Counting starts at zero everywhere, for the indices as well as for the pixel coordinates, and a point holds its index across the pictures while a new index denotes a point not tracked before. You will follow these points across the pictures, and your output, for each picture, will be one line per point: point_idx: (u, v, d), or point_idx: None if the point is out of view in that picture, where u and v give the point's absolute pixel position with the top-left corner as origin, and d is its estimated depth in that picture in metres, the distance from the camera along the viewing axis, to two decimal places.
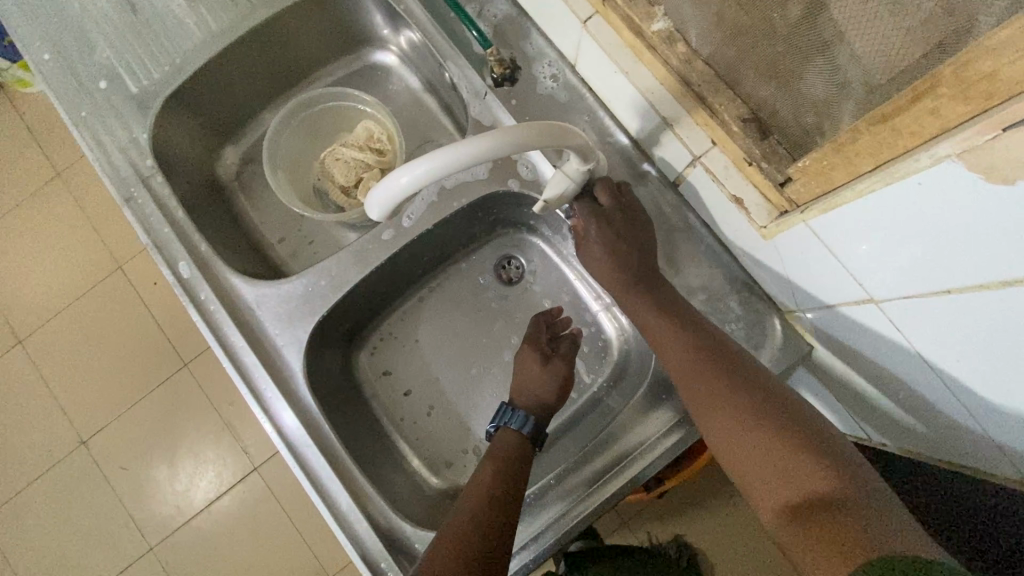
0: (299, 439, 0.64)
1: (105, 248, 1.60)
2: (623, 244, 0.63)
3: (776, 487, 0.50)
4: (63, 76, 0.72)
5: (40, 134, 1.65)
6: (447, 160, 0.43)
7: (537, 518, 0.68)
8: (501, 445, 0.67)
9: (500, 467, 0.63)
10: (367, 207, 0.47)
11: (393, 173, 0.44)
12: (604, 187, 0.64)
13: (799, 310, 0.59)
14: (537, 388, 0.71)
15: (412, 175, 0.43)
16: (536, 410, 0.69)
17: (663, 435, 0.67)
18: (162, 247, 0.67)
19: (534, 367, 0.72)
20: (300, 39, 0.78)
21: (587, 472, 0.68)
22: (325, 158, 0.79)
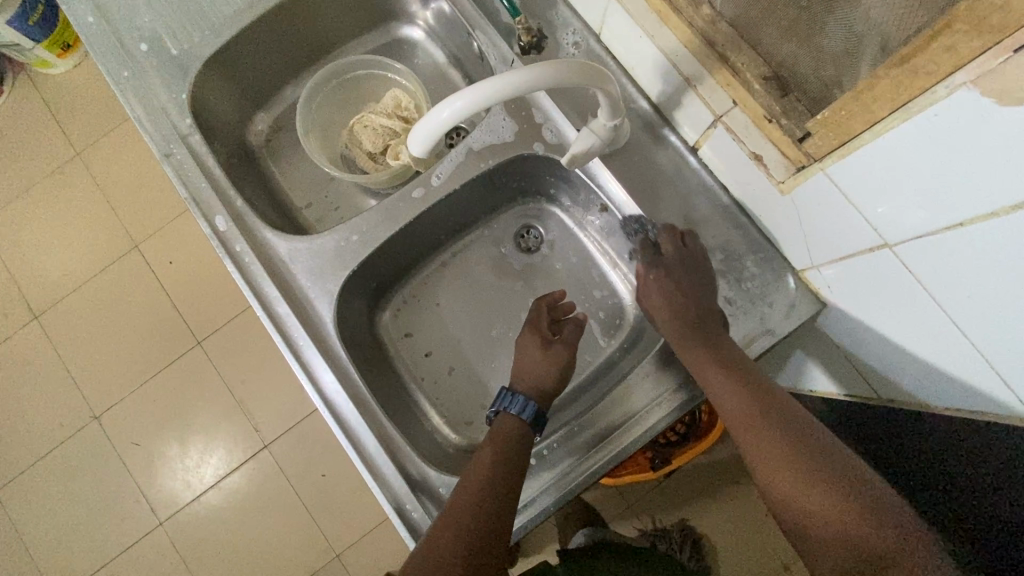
0: (330, 386, 0.67)
1: (122, 227, 1.63)
2: (682, 292, 0.66)
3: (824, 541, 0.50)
4: (107, 37, 0.75)
5: (60, 114, 1.67)
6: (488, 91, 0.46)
7: (544, 473, 0.69)
8: (501, 430, 0.66)
9: (500, 453, 0.63)
10: (410, 142, 0.50)
11: (436, 108, 0.48)
12: (670, 235, 0.67)
13: (812, 267, 0.62)
14: (536, 373, 0.71)
15: (453, 110, 0.47)
16: (535, 393, 0.70)
17: (669, 392, 0.69)
18: (199, 201, 0.70)
19: (535, 352, 0.72)
20: (332, 9, 0.81)
21: (590, 435, 0.69)
22: (353, 126, 0.82)
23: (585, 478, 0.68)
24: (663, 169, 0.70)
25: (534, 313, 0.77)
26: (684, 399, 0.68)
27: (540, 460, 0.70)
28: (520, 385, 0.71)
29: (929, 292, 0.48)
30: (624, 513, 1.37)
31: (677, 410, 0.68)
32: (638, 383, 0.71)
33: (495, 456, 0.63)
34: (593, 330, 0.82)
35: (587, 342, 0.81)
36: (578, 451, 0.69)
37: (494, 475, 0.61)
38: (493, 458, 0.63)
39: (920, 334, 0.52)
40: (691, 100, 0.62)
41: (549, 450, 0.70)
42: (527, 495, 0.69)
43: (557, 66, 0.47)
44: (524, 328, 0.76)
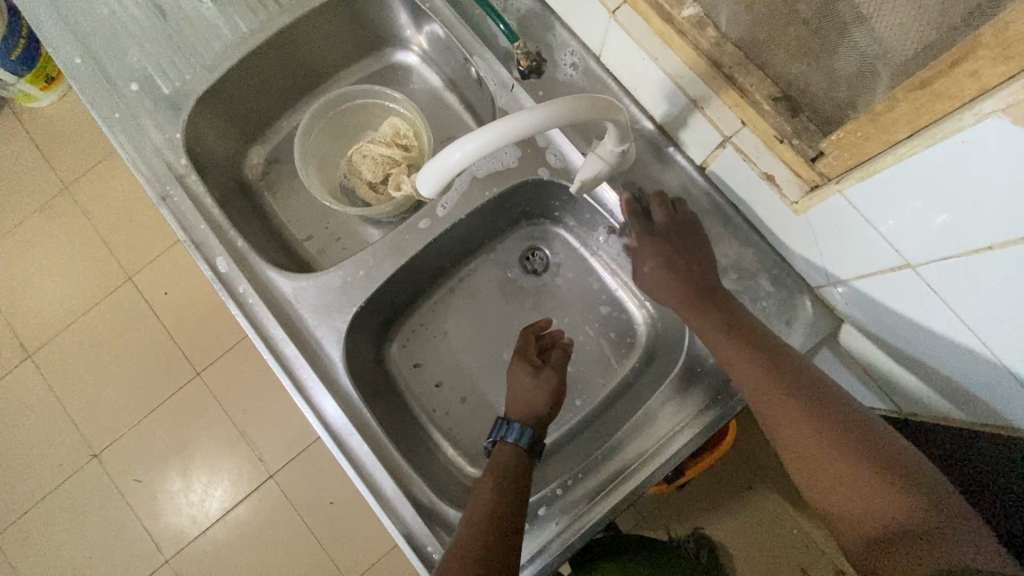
0: (341, 427, 0.65)
1: (114, 260, 1.60)
2: (679, 255, 0.66)
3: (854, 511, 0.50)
4: (96, 78, 0.73)
5: (46, 148, 1.65)
6: (496, 135, 0.45)
7: (542, 529, 0.67)
8: (499, 462, 0.66)
9: (501, 484, 0.62)
10: (417, 183, 0.49)
11: (445, 149, 0.47)
12: (659, 202, 0.66)
13: (830, 284, 0.61)
14: (529, 399, 0.71)
15: (464, 151, 0.46)
16: (531, 420, 0.70)
17: (694, 409, 0.68)
18: (199, 242, 0.68)
19: (527, 378, 0.72)
20: (323, 39, 0.80)
21: (591, 484, 0.68)
22: (352, 156, 0.81)
23: (587, 529, 0.66)
24: (670, 189, 0.69)
25: (522, 340, 0.76)
26: (711, 417, 0.67)
27: (536, 513, 0.68)
28: (514, 414, 0.71)
29: (954, 312, 0.48)
30: (639, 525, 1.35)
31: (707, 427, 0.67)
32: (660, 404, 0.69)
33: (498, 482, 0.63)
34: (604, 351, 0.81)
35: (600, 365, 0.80)
36: (585, 498, 0.68)
37: (499, 501, 0.60)
38: (494, 486, 0.62)
39: (947, 349, 0.51)
40: (698, 122, 0.62)
41: (546, 502, 0.68)
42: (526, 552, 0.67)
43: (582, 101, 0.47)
44: (513, 356, 0.76)
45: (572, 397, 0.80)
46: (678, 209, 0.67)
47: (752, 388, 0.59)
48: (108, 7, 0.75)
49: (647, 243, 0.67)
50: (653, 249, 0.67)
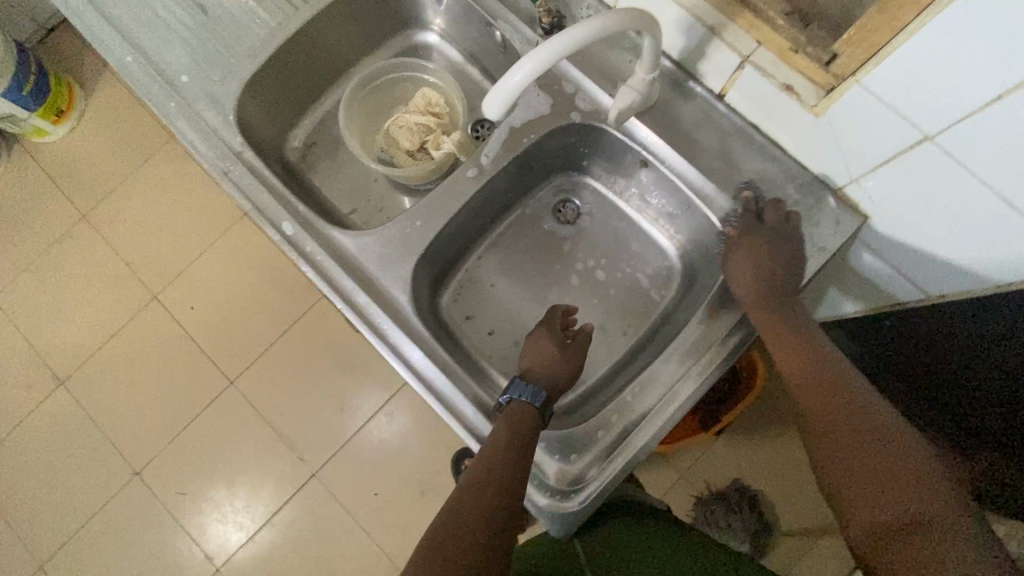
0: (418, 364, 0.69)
1: (139, 281, 1.64)
2: (772, 256, 0.67)
3: (883, 508, 0.53)
4: (147, 71, 0.77)
5: (61, 180, 1.69)
6: (549, 54, 0.52)
7: (594, 447, 0.68)
8: (514, 416, 0.65)
9: (514, 435, 0.63)
10: (484, 107, 0.54)
11: (507, 73, 0.53)
12: (776, 211, 0.68)
13: (853, 180, 0.66)
14: (550, 367, 0.72)
15: (525, 72, 0.52)
16: (547, 385, 0.70)
17: (698, 352, 0.70)
18: (264, 210, 0.73)
19: (551, 347, 0.73)
20: (352, 23, 0.86)
21: (606, 440, 0.68)
22: (389, 128, 0.86)
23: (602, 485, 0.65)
24: (693, 119, 0.74)
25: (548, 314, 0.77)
26: (717, 353, 0.70)
27: (586, 432, 0.68)
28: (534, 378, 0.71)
29: (972, 171, 0.54)
30: (677, 480, 1.40)
31: (709, 370, 0.69)
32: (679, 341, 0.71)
33: (515, 432, 0.63)
34: (643, 286, 0.86)
35: (641, 299, 0.85)
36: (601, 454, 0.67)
37: (506, 457, 0.62)
38: (512, 433, 0.63)
39: (970, 213, 0.57)
40: (715, 50, 0.67)
41: (602, 420, 0.69)
42: (579, 469, 0.67)
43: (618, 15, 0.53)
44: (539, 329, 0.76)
45: (619, 329, 0.85)
46: (789, 220, 0.68)
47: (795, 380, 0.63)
48: (153, 8, 0.80)
49: (745, 243, 0.68)
50: (750, 245, 0.68)
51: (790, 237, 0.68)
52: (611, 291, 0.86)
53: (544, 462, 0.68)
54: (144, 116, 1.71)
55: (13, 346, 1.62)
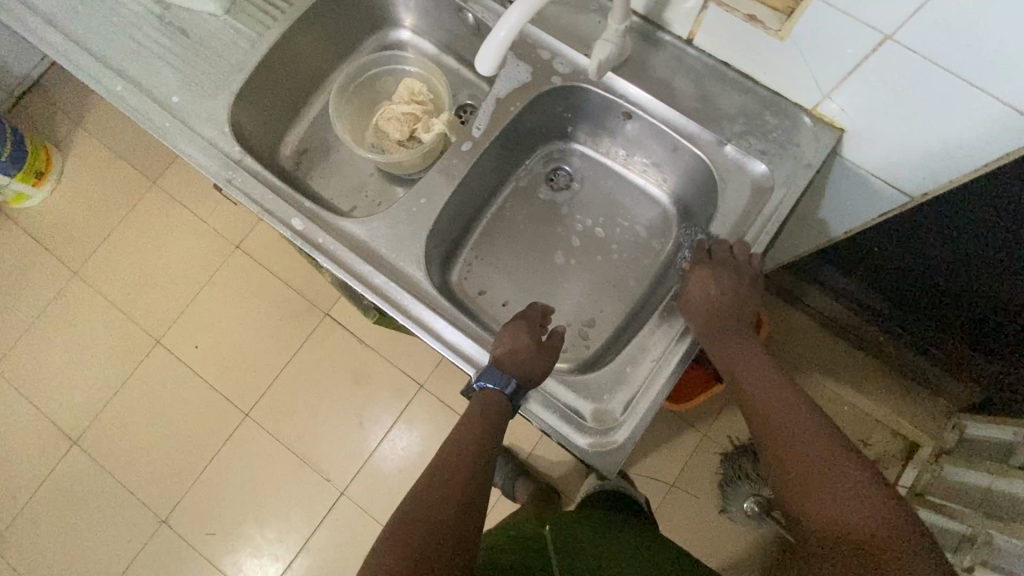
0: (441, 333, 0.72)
1: (140, 329, 1.63)
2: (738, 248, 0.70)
3: (840, 523, 0.57)
4: (137, 97, 0.80)
5: (48, 241, 1.69)
6: (527, 6, 0.55)
7: (625, 386, 0.70)
8: (486, 401, 0.69)
9: (488, 419, 0.68)
10: (476, 67, 0.57)
11: (492, 32, 0.56)
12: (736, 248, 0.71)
13: (825, 97, 0.70)
14: (524, 364, 0.68)
15: (510, 27, 0.55)
16: (520, 374, 0.68)
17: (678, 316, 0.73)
18: (272, 210, 0.75)
19: (529, 344, 0.69)
20: (329, 28, 0.89)
21: (625, 387, 0.70)
22: (378, 122, 0.90)
23: (629, 428, 0.67)
24: (667, 66, 0.78)
25: (528, 310, 0.75)
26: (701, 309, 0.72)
27: (616, 371, 0.71)
28: (506, 367, 0.68)
29: (932, 60, 0.58)
30: (702, 440, 1.42)
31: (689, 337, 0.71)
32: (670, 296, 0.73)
33: (482, 417, 0.68)
34: (644, 236, 0.89)
35: (643, 248, 0.88)
36: (626, 401, 0.69)
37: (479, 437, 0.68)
38: (479, 419, 0.68)
39: (938, 102, 0.62)
40: None
41: (630, 356, 0.71)
42: (616, 406, 0.69)
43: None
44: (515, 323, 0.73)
45: (627, 279, 0.87)
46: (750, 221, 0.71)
47: (756, 401, 0.67)
48: (135, 38, 0.83)
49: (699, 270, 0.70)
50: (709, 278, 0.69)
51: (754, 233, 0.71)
52: (614, 245, 0.89)
53: (580, 404, 0.70)
54: (124, 167, 1.72)
55: (20, 413, 1.60)
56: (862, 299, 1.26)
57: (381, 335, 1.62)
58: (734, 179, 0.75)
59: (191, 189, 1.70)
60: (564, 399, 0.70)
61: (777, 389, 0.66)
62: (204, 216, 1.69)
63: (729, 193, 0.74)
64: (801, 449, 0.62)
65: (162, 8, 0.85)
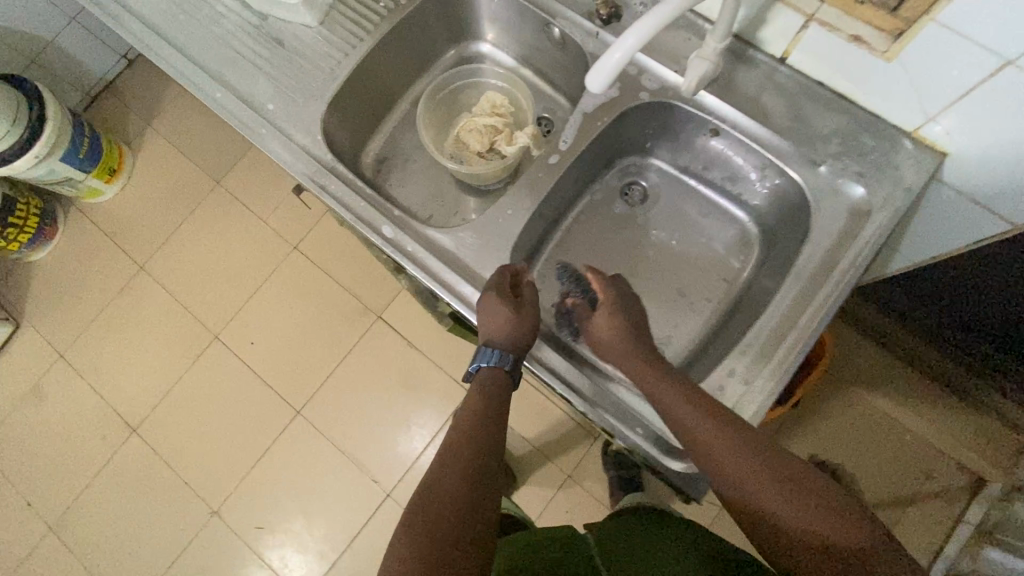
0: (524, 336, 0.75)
1: (199, 324, 1.69)
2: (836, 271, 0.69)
3: (812, 545, 0.55)
4: (236, 104, 0.83)
5: (117, 236, 1.76)
6: (643, 31, 0.54)
7: (717, 409, 0.68)
8: (485, 379, 0.71)
9: (489, 398, 0.69)
10: (585, 85, 0.57)
11: (605, 53, 0.55)
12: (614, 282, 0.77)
13: (928, 119, 0.68)
14: (508, 332, 0.69)
15: (625, 48, 0.54)
16: (512, 344, 0.70)
17: (776, 348, 0.67)
18: (363, 218, 0.77)
19: (507, 312, 0.70)
20: (414, 40, 0.91)
21: (719, 410, 0.68)
22: (459, 133, 0.91)
23: None
24: (757, 83, 0.77)
25: (497, 276, 0.74)
26: (808, 325, 0.67)
27: (707, 396, 0.68)
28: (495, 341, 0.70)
29: None
30: None
31: (777, 372, 0.66)
32: (771, 310, 0.69)
33: (486, 395, 0.70)
34: (722, 254, 0.88)
35: (721, 266, 0.87)
36: None
37: (486, 415, 0.68)
38: (484, 398, 0.69)
39: None
40: (778, 14, 0.71)
41: (721, 380, 0.68)
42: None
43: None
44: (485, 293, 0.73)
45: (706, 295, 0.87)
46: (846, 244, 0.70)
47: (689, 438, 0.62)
48: (233, 47, 0.86)
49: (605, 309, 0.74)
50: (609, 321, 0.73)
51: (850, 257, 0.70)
52: (691, 262, 0.89)
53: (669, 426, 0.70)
54: (191, 167, 1.78)
55: (84, 400, 1.67)
56: (931, 326, 1.22)
57: (430, 340, 1.63)
58: (829, 200, 0.73)
59: (253, 190, 1.76)
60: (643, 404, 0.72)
61: (703, 417, 0.62)
62: (264, 217, 1.74)
63: (822, 216, 0.72)
64: (750, 477, 0.59)
65: (258, 19, 0.87)
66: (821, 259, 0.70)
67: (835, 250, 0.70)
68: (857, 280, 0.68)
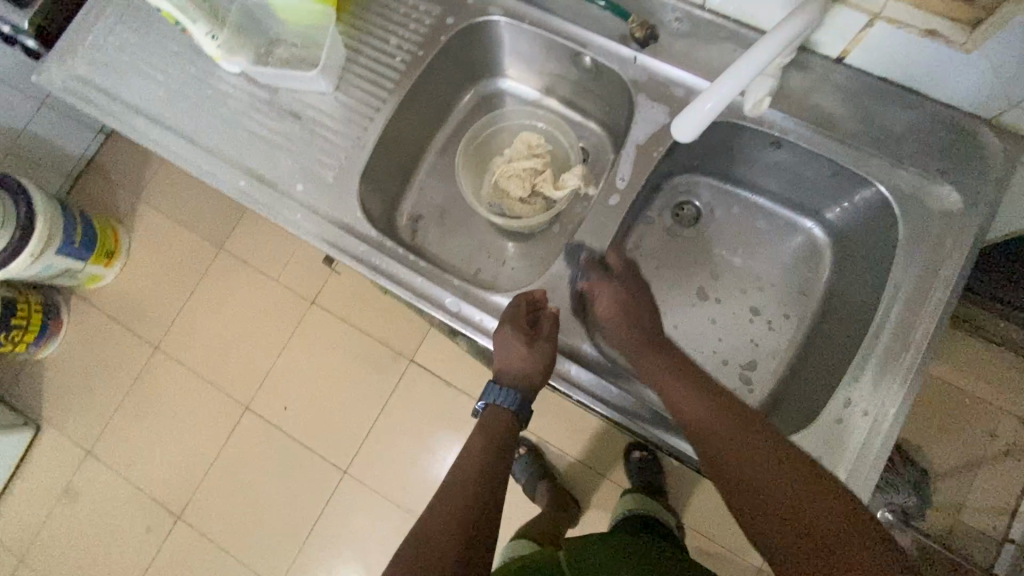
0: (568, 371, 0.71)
1: (227, 396, 1.62)
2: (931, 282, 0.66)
3: (772, 505, 0.55)
4: (263, 191, 0.77)
5: (125, 319, 1.69)
6: (738, 78, 0.53)
7: (842, 446, 0.64)
8: (490, 415, 0.71)
9: (490, 437, 0.68)
10: (673, 134, 0.58)
11: (695, 103, 0.55)
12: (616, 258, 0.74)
13: (1010, 106, 0.64)
14: (520, 371, 0.68)
15: (716, 99, 0.54)
16: (520, 384, 0.68)
17: (892, 373, 0.65)
18: (423, 294, 0.72)
19: (519, 350, 0.67)
20: (433, 89, 0.86)
21: (843, 448, 0.64)
22: (498, 180, 0.87)
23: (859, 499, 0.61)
24: (814, 88, 0.73)
25: (511, 307, 0.70)
26: (921, 345, 0.65)
27: (829, 432, 0.65)
28: (505, 377, 0.69)
29: None
30: None
31: (900, 397, 0.64)
32: (877, 332, 0.67)
33: (489, 432, 0.69)
34: (792, 266, 0.84)
35: (794, 279, 0.84)
36: (846, 464, 0.63)
37: (492, 453, 0.67)
38: (485, 436, 0.68)
39: None
40: (835, 18, 0.66)
41: (840, 412, 0.65)
42: (838, 470, 0.63)
43: (801, 16, 0.53)
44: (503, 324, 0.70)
45: (785, 312, 0.83)
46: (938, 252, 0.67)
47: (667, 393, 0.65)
48: (246, 127, 0.80)
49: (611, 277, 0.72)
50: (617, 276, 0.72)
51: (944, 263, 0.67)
52: (763, 280, 0.85)
53: None
54: (190, 235, 1.71)
55: (121, 494, 1.60)
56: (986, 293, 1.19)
57: (467, 375, 1.58)
58: (914, 204, 0.69)
59: (258, 250, 1.69)
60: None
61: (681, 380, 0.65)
62: (275, 276, 1.67)
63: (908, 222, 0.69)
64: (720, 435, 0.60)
65: (267, 92, 0.81)
66: (919, 271, 0.68)
67: (931, 258, 0.67)
68: (960, 290, 0.66)
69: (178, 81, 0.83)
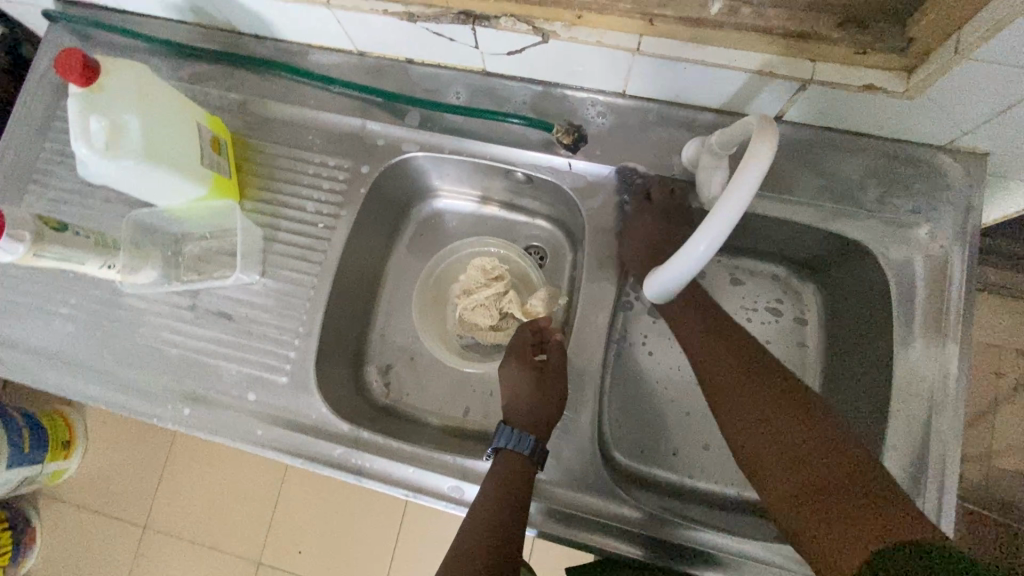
0: (573, 526, 0.64)
1: (233, 557, 1.51)
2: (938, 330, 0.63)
3: (795, 481, 0.53)
4: (214, 413, 0.69)
5: (102, 506, 1.56)
6: (699, 248, 0.52)
7: None
8: (499, 465, 0.63)
9: (500, 490, 0.60)
10: (651, 280, 0.61)
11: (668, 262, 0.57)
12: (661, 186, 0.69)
13: (963, 133, 0.62)
14: (529, 408, 0.68)
15: (682, 264, 0.55)
16: (530, 424, 0.67)
17: (925, 438, 0.62)
18: (419, 486, 0.66)
19: (528, 383, 0.69)
20: (366, 238, 0.79)
21: None
22: (464, 316, 0.81)
23: None
24: None
25: (518, 342, 0.74)
26: (946, 400, 0.62)
27: None
28: (516, 420, 0.68)
29: None
30: None
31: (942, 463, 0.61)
32: (898, 397, 0.64)
33: (500, 490, 0.60)
34: (785, 318, 0.80)
35: (792, 332, 0.80)
36: None
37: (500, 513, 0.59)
38: (492, 495, 0.60)
39: None
40: (765, 88, 0.63)
41: None
42: None
43: (759, 142, 0.48)
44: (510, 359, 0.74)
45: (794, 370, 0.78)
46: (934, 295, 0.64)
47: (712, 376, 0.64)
48: (175, 345, 0.72)
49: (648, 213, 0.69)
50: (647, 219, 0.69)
51: (946, 306, 0.64)
52: (760, 338, 0.80)
53: None
54: None
55: None
56: None
57: None
58: (896, 247, 0.66)
59: None
60: (759, 559, 0.61)
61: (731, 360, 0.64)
62: None
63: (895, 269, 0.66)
64: (756, 414, 0.59)
65: (187, 300, 0.73)
66: (924, 317, 0.64)
67: (930, 303, 0.64)
68: (967, 330, 0.63)
69: (84, 312, 0.74)
